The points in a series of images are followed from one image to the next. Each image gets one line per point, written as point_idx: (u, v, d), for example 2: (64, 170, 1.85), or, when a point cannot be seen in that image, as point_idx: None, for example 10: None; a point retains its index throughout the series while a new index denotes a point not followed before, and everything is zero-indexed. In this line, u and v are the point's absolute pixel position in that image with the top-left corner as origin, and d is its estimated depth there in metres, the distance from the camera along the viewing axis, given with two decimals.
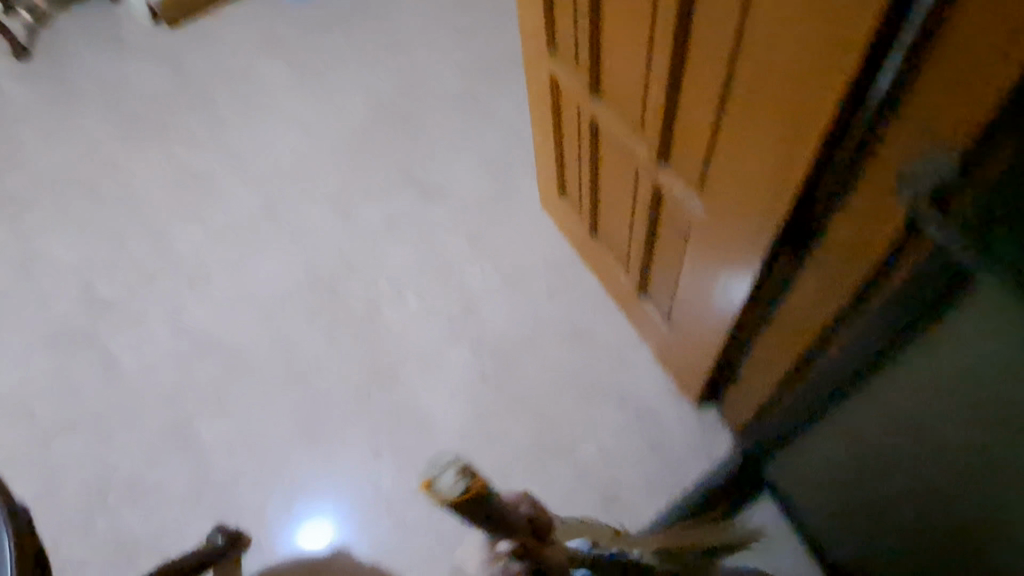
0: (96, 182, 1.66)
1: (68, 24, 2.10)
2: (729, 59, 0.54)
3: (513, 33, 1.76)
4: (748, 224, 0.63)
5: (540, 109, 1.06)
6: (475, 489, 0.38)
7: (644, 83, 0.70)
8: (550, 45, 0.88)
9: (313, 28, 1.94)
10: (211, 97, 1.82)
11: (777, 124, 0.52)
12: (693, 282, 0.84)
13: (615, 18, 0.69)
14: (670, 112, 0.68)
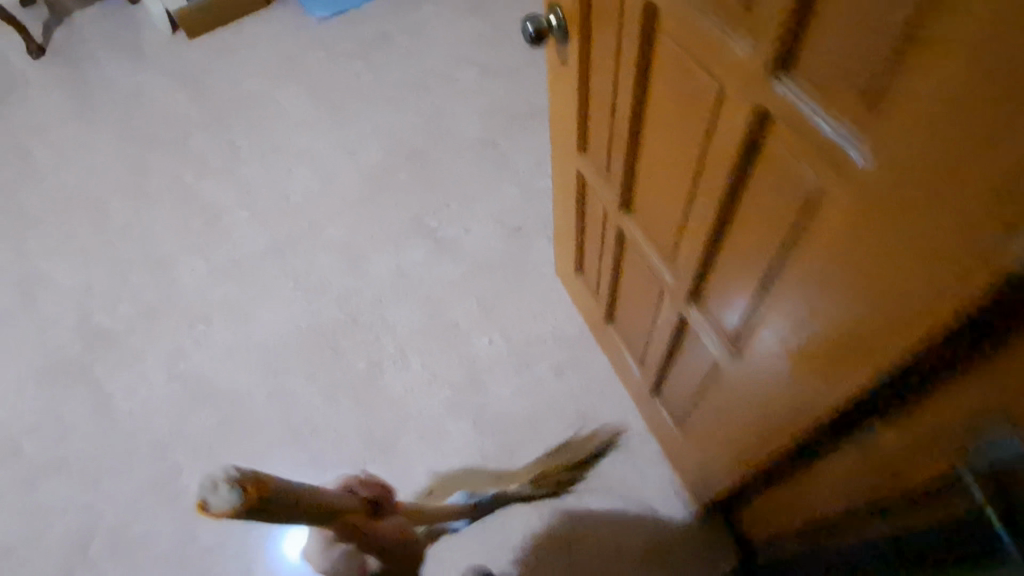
0: (106, 208, 1.65)
1: (94, 37, 2.11)
2: (780, 251, 0.51)
3: (537, 83, 1.74)
4: (782, 401, 0.60)
5: (564, 193, 1.02)
6: (249, 494, 0.42)
7: (682, 225, 0.66)
8: (582, 144, 0.84)
9: (337, 60, 1.93)
10: (227, 123, 1.80)
11: (826, 337, 0.48)
12: (714, 413, 0.80)
13: (656, 153, 0.65)
14: (706, 262, 0.65)
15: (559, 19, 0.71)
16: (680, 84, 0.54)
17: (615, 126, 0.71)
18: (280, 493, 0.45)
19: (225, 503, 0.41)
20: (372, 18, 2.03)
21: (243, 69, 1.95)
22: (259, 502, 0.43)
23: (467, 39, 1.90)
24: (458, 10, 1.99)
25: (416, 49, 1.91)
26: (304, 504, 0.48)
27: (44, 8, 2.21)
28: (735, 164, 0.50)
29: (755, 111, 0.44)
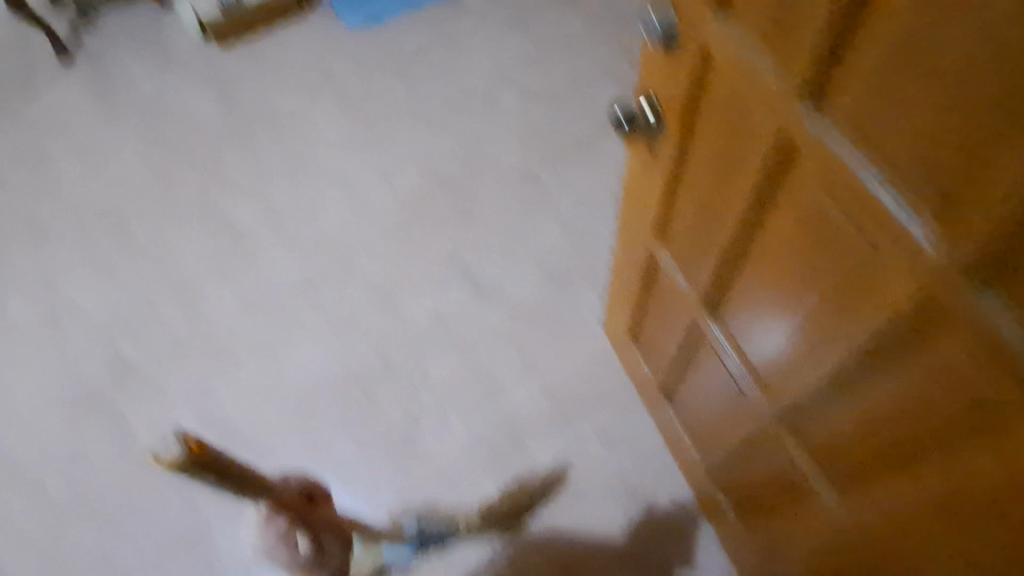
0: (128, 225, 1.61)
1: (116, 30, 2.04)
2: (939, 394, 0.50)
3: (582, 107, 1.66)
4: (918, 521, 0.60)
5: (625, 264, 1.01)
6: (191, 447, 0.59)
7: (790, 336, 0.65)
8: (660, 231, 0.82)
9: (372, 74, 1.84)
10: (257, 139, 1.73)
11: (1003, 482, 0.48)
12: (805, 504, 0.79)
13: (765, 264, 0.64)
14: (818, 376, 0.63)
15: (656, 113, 0.68)
16: (817, 217, 0.53)
17: (712, 225, 0.69)
18: (217, 457, 0.62)
19: (173, 454, 0.58)
20: (410, 30, 1.93)
21: (272, 78, 1.87)
22: (201, 458, 0.60)
23: (509, 58, 1.80)
24: (502, 24, 1.89)
25: (456, 65, 1.82)
26: (231, 471, 0.65)
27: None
28: (891, 308, 0.49)
29: (940, 272, 0.43)
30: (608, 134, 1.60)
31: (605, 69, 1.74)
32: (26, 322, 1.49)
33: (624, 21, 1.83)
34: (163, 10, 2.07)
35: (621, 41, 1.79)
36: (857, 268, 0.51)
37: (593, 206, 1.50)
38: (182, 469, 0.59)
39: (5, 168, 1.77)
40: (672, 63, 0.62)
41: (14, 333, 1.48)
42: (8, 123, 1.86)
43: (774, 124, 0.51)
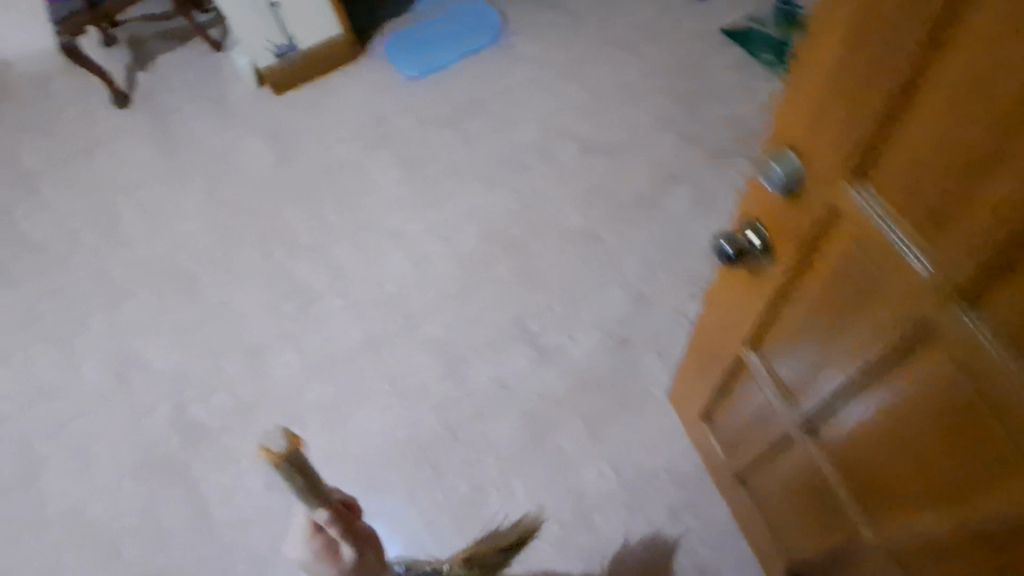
0: (196, 282, 1.68)
1: (179, 80, 2.10)
2: None
3: (643, 160, 1.64)
4: None
5: (702, 350, 0.97)
6: (292, 443, 0.77)
7: (912, 492, 0.61)
8: (750, 342, 0.78)
9: (428, 125, 1.84)
10: (317, 196, 1.77)
11: None
12: None
13: (889, 420, 0.60)
14: (944, 539, 0.60)
15: (764, 242, 0.62)
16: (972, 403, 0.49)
17: (819, 362, 0.65)
18: (304, 458, 0.79)
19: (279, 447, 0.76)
20: (465, 78, 1.92)
21: (331, 130, 1.89)
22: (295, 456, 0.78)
23: (567, 109, 1.79)
24: (559, 73, 1.87)
25: (512, 116, 1.81)
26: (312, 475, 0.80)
27: (128, 48, 2.21)
28: None
29: None
30: (670, 191, 1.57)
31: (666, 120, 1.70)
32: (104, 383, 1.56)
33: (684, 70, 1.80)
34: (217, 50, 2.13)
35: (682, 90, 1.75)
36: (991, 468, 0.50)
37: (659, 266, 1.46)
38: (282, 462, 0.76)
39: (80, 226, 1.85)
40: (789, 211, 0.56)
41: (92, 394, 1.55)
42: (83, 181, 1.95)
43: (915, 316, 0.49)
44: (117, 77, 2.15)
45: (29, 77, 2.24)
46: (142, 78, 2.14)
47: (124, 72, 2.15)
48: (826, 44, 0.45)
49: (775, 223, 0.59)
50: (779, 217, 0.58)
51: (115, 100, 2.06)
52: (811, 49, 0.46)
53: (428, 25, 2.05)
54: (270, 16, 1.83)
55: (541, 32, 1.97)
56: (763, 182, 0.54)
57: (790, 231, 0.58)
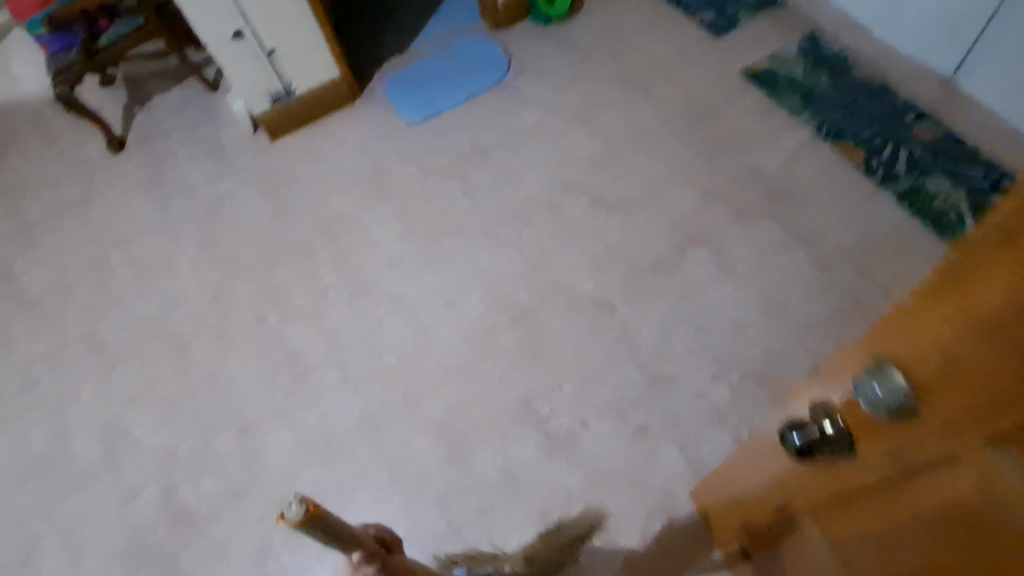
0: (188, 345, 1.57)
1: (171, 120, 2.00)
2: None
3: (661, 220, 1.53)
4: None
5: (750, 481, 0.87)
6: (308, 509, 0.56)
7: None
8: (813, 513, 0.67)
9: (429, 175, 1.72)
10: (312, 252, 1.65)
11: None
12: None
13: None
14: None
15: (845, 436, 0.53)
16: None
17: None
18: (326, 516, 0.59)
19: (296, 513, 0.56)
20: (469, 120, 1.80)
21: (325, 178, 1.77)
22: (317, 515, 0.58)
23: (578, 158, 1.67)
24: (569, 118, 1.75)
25: (520, 165, 1.69)
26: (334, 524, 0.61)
27: (123, 86, 2.11)
28: None
29: None
30: (689, 256, 1.47)
31: (684, 174, 1.60)
32: (92, 458, 1.47)
33: (702, 117, 1.69)
34: (210, 89, 2.02)
35: (700, 140, 1.65)
36: None
37: (678, 342, 1.36)
38: (304, 525, 0.57)
39: (71, 281, 1.75)
40: (882, 424, 0.48)
41: (80, 470, 1.45)
42: (75, 231, 1.85)
43: None
44: (110, 118, 2.05)
45: (27, 122, 2.17)
46: (135, 119, 2.04)
47: (117, 111, 2.05)
48: (997, 276, 0.36)
49: (858, 426, 0.51)
50: (866, 425, 0.50)
51: (109, 147, 1.97)
52: (978, 271, 0.38)
53: (429, 64, 1.94)
54: (265, 64, 1.72)
55: (548, 71, 1.85)
56: (864, 390, 0.47)
57: (889, 441, 0.49)
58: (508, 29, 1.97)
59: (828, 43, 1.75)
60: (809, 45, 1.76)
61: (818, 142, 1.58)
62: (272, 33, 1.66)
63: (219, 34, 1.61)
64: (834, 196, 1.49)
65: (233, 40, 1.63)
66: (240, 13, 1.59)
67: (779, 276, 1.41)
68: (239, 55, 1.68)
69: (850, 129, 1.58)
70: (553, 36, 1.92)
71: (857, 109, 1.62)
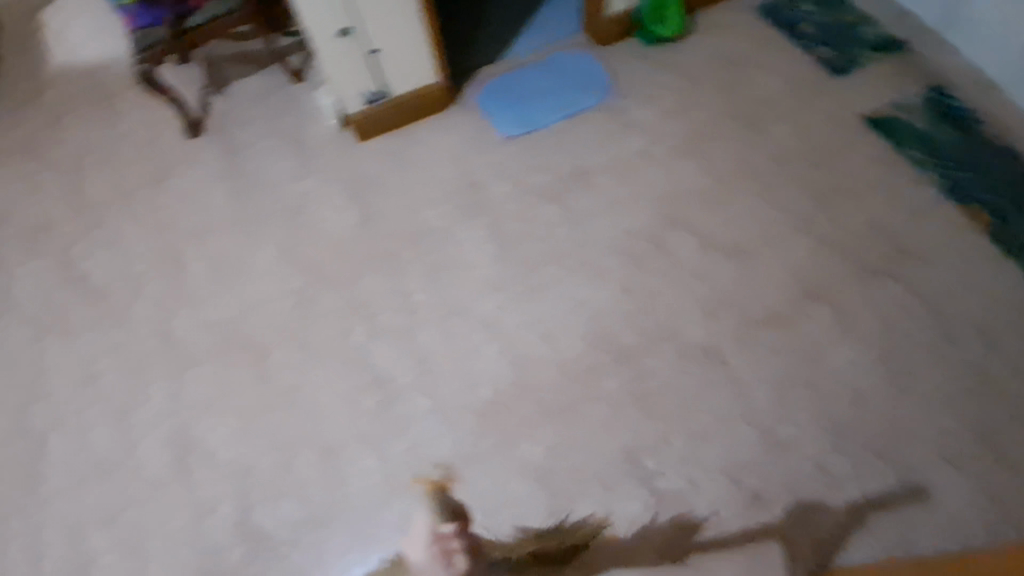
0: (267, 353, 1.50)
1: (252, 108, 1.93)
2: None
3: (775, 270, 1.48)
4: None
5: None
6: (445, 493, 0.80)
7: None
8: None
9: (526, 195, 1.64)
10: (400, 265, 1.58)
11: None
12: None
13: None
14: None
15: None
16: None
17: None
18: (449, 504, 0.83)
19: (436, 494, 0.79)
20: (568, 141, 1.73)
21: (417, 188, 1.70)
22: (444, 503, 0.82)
23: (686, 194, 1.60)
24: (676, 149, 1.68)
25: (624, 194, 1.61)
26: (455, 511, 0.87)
27: (201, 67, 2.03)
28: None
29: None
30: (805, 313, 1.42)
31: (800, 223, 1.53)
32: (161, 466, 1.39)
33: (818, 164, 1.62)
34: (293, 80, 1.95)
35: (817, 188, 1.58)
36: None
37: (795, 405, 1.32)
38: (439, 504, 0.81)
39: (143, 271, 1.68)
40: None
41: (148, 479, 1.38)
42: (146, 216, 1.78)
43: None
44: (186, 99, 1.98)
45: (97, 94, 2.09)
46: (211, 103, 1.97)
47: (193, 93, 1.98)
48: None
49: None
50: None
51: (185, 131, 1.90)
52: None
53: (527, 75, 1.87)
54: (367, 63, 1.66)
55: (654, 97, 1.78)
56: None
57: None
58: (612, 48, 1.90)
59: (953, 95, 1.68)
60: (934, 95, 1.68)
61: (942, 204, 1.52)
62: (379, 31, 1.59)
63: (327, 31, 1.54)
64: (959, 265, 1.44)
65: (338, 39, 1.57)
66: (350, 9, 1.52)
67: (901, 345, 1.36)
68: (342, 54, 1.61)
69: (977, 194, 1.53)
70: (661, 61, 1.85)
71: (985, 171, 1.56)
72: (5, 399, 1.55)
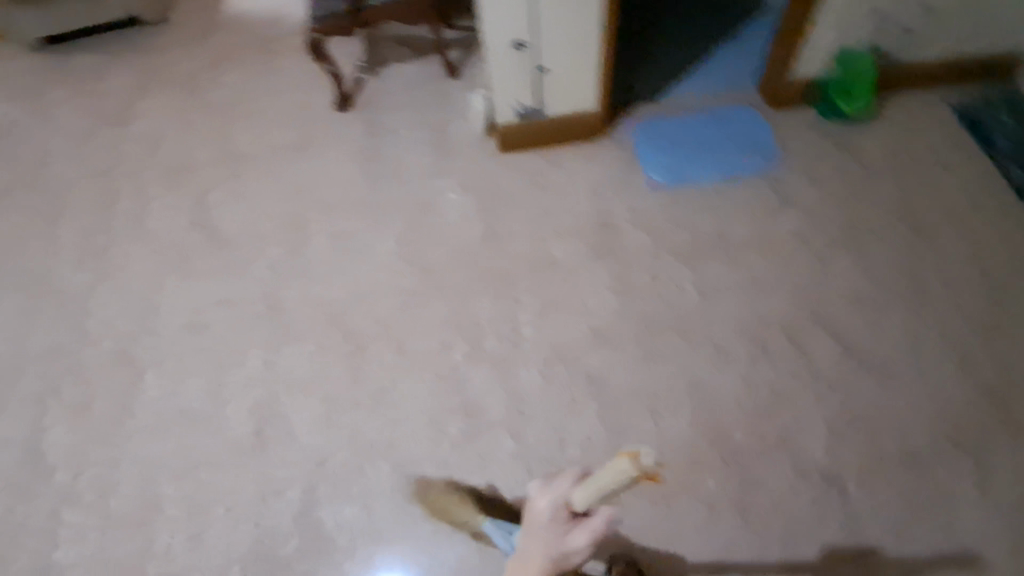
0: (365, 346, 1.48)
1: (404, 97, 1.96)
2: None
3: (922, 404, 1.32)
4: None
5: None
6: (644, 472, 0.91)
7: None
8: None
9: (660, 251, 1.55)
10: (514, 289, 1.52)
11: None
12: None
13: None
14: None
15: None
16: None
17: None
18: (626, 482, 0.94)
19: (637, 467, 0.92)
20: (716, 203, 1.63)
21: (548, 214, 1.65)
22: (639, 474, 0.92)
23: (835, 292, 1.46)
24: (833, 239, 1.55)
25: (767, 274, 1.49)
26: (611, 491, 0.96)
27: (364, 44, 2.09)
28: None
29: None
30: (946, 463, 1.25)
31: (960, 358, 1.36)
32: (242, 433, 1.40)
33: (995, 296, 1.44)
34: (450, 74, 1.97)
35: (989, 323, 1.40)
36: None
37: (914, 566, 1.17)
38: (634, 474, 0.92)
39: (268, 233, 1.72)
40: None
41: (227, 443, 1.39)
42: (284, 181, 1.83)
43: None
44: (344, 73, 2.03)
45: (261, 46, 2.16)
46: (366, 81, 2.01)
47: (352, 68, 2.03)
48: None
49: None
50: None
51: (336, 103, 1.95)
52: None
53: (687, 124, 1.80)
54: (531, 77, 1.62)
55: (819, 179, 1.65)
56: None
57: None
58: (781, 115, 1.79)
59: None
60: None
61: None
62: (554, 49, 1.55)
63: (504, 40, 1.51)
64: None
65: (512, 49, 1.53)
66: (531, 27, 1.48)
67: None
68: (511, 64, 1.57)
69: None
70: (834, 143, 1.72)
71: None
72: (119, 324, 1.61)
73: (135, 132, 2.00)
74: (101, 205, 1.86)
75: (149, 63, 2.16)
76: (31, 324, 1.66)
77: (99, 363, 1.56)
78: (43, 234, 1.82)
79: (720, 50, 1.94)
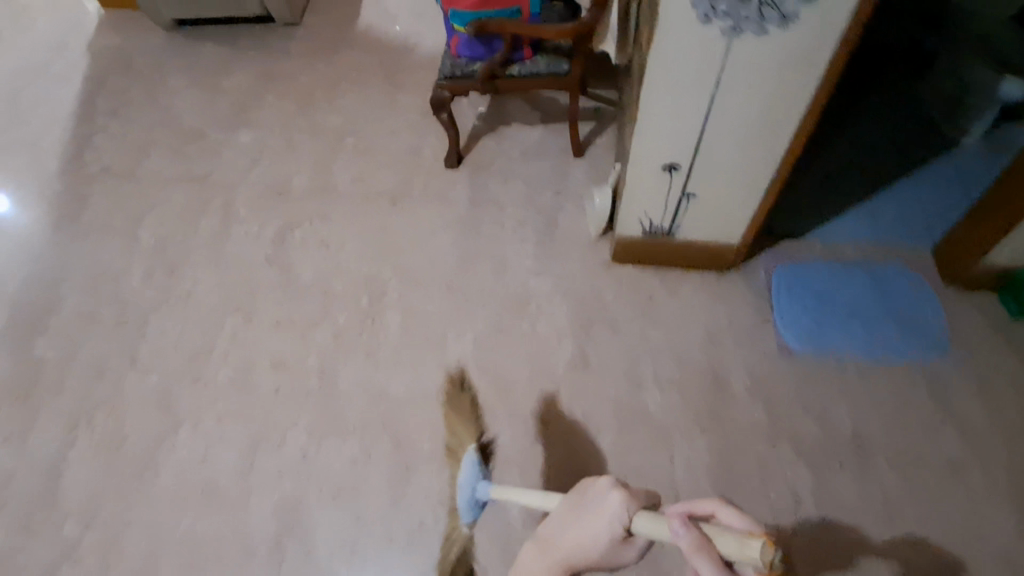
0: (414, 469, 1.33)
1: (520, 168, 1.76)
2: None
3: None
4: None
5: None
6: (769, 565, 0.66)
7: None
8: None
9: (777, 443, 1.33)
10: (594, 442, 1.34)
11: None
12: None
13: None
14: None
15: None
16: None
17: None
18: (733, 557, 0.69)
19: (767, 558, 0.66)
20: (852, 395, 1.38)
21: (651, 357, 1.44)
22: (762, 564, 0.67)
23: (984, 560, 1.19)
24: (992, 483, 1.27)
25: (893, 506, 1.26)
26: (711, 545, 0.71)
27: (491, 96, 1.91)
28: None
29: None
30: None
31: None
32: (261, 535, 1.28)
33: None
34: (577, 155, 1.76)
35: None
36: None
37: None
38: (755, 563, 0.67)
39: (342, 294, 1.57)
40: None
41: (244, 543, 1.27)
42: (371, 234, 1.67)
43: None
44: (463, 124, 1.86)
45: (383, 72, 2.02)
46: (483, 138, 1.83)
47: (472, 121, 1.86)
48: None
49: None
50: None
51: (446, 159, 1.77)
52: None
53: (838, 280, 1.53)
54: (674, 201, 1.39)
55: (990, 397, 1.37)
56: None
57: None
58: (951, 298, 1.50)
59: None
60: None
61: None
62: (710, 179, 1.32)
63: (656, 160, 1.30)
64: None
65: (661, 171, 1.32)
66: (691, 153, 1.27)
67: None
68: (655, 184, 1.36)
69: None
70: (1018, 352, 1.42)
71: None
72: (169, 360, 1.50)
73: (237, 140, 1.90)
74: (184, 216, 1.75)
75: (268, 67, 2.06)
76: (84, 333, 1.56)
77: (139, 401, 1.45)
78: (120, 233, 1.73)
79: (893, 197, 1.66)
